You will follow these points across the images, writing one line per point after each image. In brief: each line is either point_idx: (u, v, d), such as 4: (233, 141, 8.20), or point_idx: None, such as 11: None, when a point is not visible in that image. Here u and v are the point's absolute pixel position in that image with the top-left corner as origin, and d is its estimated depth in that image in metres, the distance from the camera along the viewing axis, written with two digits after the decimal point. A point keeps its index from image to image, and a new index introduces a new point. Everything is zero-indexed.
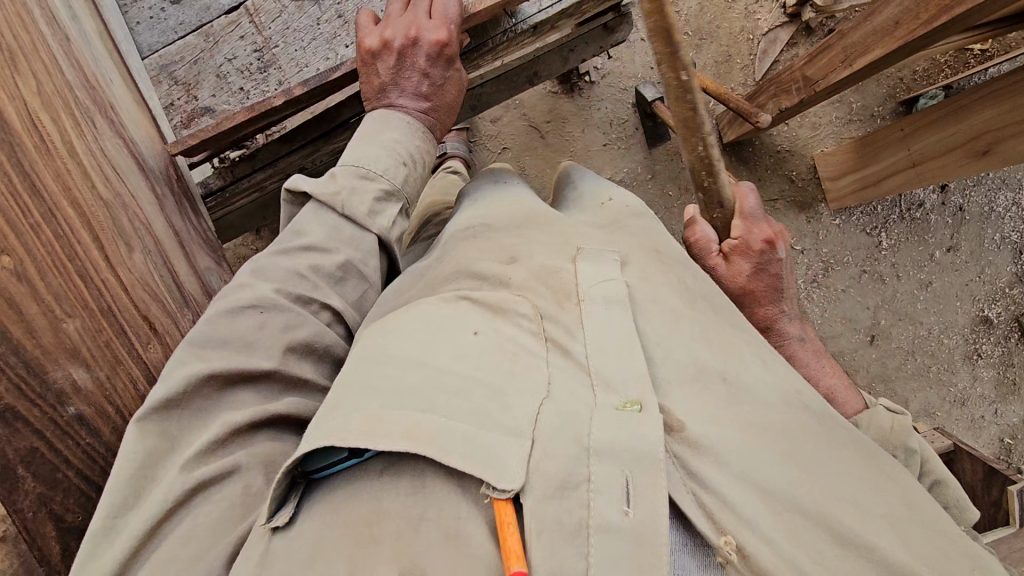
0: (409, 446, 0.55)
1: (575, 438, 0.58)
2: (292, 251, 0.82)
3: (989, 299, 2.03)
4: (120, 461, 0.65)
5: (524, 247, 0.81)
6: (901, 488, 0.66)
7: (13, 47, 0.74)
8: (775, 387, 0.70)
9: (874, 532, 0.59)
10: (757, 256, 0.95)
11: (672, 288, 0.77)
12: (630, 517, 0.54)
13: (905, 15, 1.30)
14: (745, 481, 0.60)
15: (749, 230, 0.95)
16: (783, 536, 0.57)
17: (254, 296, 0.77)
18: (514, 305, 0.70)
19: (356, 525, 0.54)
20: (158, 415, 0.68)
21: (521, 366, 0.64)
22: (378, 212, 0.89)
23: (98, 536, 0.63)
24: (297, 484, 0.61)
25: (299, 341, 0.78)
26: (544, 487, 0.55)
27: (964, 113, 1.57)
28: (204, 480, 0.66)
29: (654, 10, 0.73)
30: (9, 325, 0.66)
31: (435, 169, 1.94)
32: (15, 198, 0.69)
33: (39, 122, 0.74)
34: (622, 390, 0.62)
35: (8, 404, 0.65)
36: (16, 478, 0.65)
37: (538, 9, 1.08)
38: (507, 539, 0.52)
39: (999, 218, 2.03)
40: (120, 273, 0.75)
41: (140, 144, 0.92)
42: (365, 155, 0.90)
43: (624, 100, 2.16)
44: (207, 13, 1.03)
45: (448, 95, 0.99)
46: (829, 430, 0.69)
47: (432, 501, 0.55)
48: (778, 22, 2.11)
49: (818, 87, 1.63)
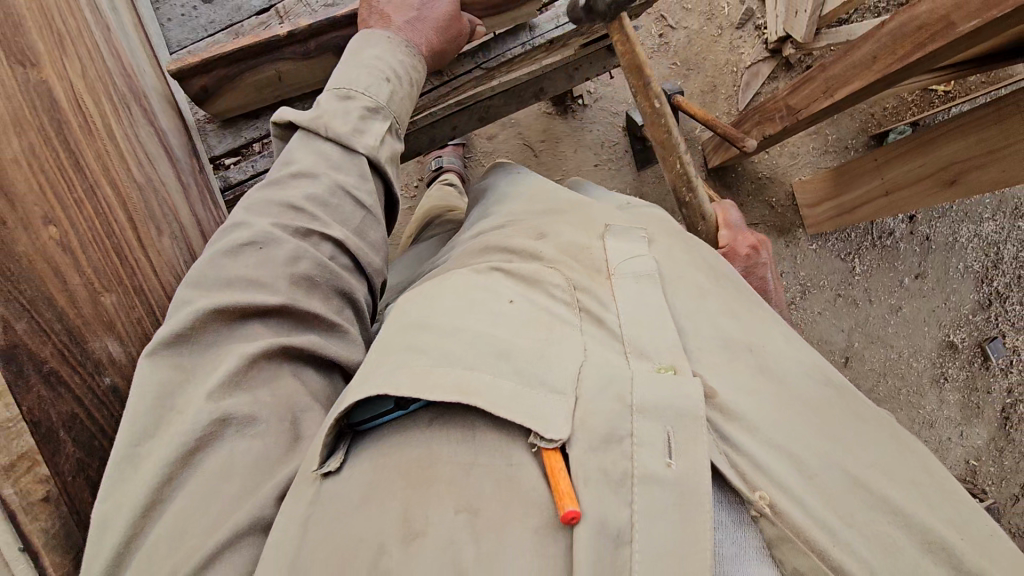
0: (458, 397, 0.66)
1: (619, 396, 0.68)
2: (282, 179, 0.84)
3: (954, 325, 2.11)
4: (135, 392, 0.67)
5: (550, 225, 0.96)
6: (918, 456, 0.76)
7: (62, 31, 0.77)
8: (801, 363, 0.81)
9: (901, 496, 0.68)
10: (740, 258, 1.22)
11: (702, 270, 0.90)
12: (673, 467, 0.64)
13: (882, 51, 1.40)
14: (774, 448, 0.69)
15: (733, 240, 1.24)
16: (819, 501, 0.66)
17: (252, 233, 0.79)
18: (549, 277, 0.83)
19: (409, 467, 0.63)
20: (169, 350, 0.70)
21: (559, 333, 0.75)
22: (363, 131, 0.91)
23: (120, 466, 0.65)
24: (344, 436, 0.70)
25: (300, 274, 0.79)
26: (588, 439, 0.64)
27: (933, 145, 1.68)
28: (232, 414, 0.68)
29: (627, 53, 1.16)
30: (54, 293, 0.66)
31: (432, 182, 2.00)
32: (63, 171, 0.71)
33: (82, 101, 0.76)
34: (656, 358, 0.74)
35: (51, 368, 0.64)
36: (58, 441, 0.64)
37: (555, 25, 1.14)
38: (558, 483, 0.61)
39: (963, 247, 2.13)
40: (150, 254, 0.78)
41: (169, 135, 0.94)
42: (346, 76, 0.92)
43: (616, 123, 2.25)
44: (238, 13, 1.05)
45: (440, 9, 0.99)
46: (852, 404, 0.79)
47: (484, 449, 0.64)
48: (760, 56, 2.24)
49: (800, 115, 1.75)
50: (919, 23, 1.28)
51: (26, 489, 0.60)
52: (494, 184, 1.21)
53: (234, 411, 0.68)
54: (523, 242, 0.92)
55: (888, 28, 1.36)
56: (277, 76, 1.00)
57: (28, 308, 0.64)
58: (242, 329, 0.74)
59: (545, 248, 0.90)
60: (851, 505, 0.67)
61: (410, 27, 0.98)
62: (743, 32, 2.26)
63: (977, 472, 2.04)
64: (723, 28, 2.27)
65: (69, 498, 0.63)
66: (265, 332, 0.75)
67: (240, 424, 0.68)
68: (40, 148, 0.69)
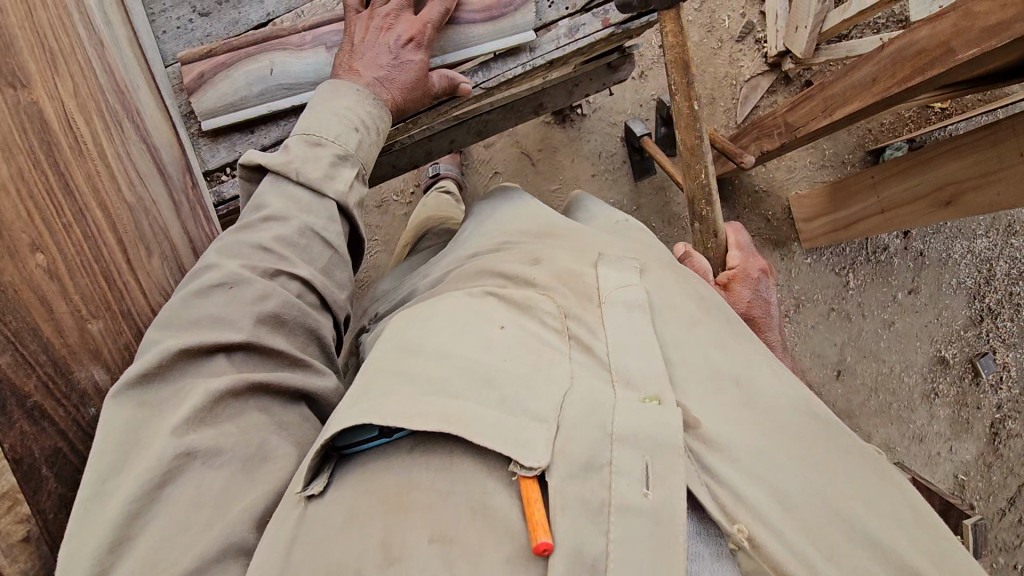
0: (439, 426, 0.66)
1: (600, 424, 0.68)
2: (253, 223, 0.83)
3: (946, 341, 2.13)
4: (102, 430, 0.66)
5: (545, 251, 0.98)
6: (904, 491, 0.75)
7: (54, 49, 0.76)
8: (793, 398, 0.80)
9: (886, 530, 0.69)
10: (751, 284, 1.24)
11: (690, 297, 0.90)
12: (650, 498, 0.63)
13: (882, 74, 1.39)
14: (758, 480, 0.69)
15: (746, 261, 1.25)
16: (797, 533, 0.67)
17: (220, 275, 0.78)
18: (541, 303, 0.84)
19: (389, 496, 0.64)
20: (133, 391, 0.69)
21: (548, 359, 0.75)
22: (333, 177, 0.90)
23: (87, 502, 0.64)
24: (330, 458, 0.71)
25: (268, 313, 0.78)
26: (567, 467, 0.64)
27: (931, 164, 1.67)
28: (194, 447, 0.67)
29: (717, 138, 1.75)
30: (41, 324, 0.66)
31: (428, 188, 1.99)
32: (52, 196, 0.70)
33: (74, 121, 0.75)
34: (640, 388, 0.73)
35: (35, 403, 0.65)
36: (41, 478, 0.65)
37: (556, 46, 1.08)
38: (533, 512, 0.61)
39: (956, 264, 2.13)
40: (140, 276, 0.78)
41: (162, 150, 0.91)
42: (316, 122, 0.91)
43: (615, 133, 2.23)
44: (235, 27, 1.03)
45: (407, 74, 0.97)
46: (841, 441, 0.78)
47: (462, 477, 0.65)
48: (759, 70, 2.24)
49: (798, 133, 1.74)
50: (918, 48, 1.27)
51: (4, 531, 0.61)
52: (483, 205, 1.27)
53: (199, 445, 0.68)
54: (516, 266, 0.95)
55: (890, 49, 1.35)
56: (270, 66, 1.00)
57: (12, 341, 0.64)
58: (207, 364, 0.73)
59: (539, 274, 0.92)
60: (829, 537, 0.67)
61: (378, 85, 0.96)
62: (743, 45, 2.25)
63: (965, 487, 2.08)
64: (723, 40, 2.25)
65: (50, 536, 0.64)
66: (230, 368, 0.74)
67: (204, 457, 0.68)
68: (29, 172, 0.68)
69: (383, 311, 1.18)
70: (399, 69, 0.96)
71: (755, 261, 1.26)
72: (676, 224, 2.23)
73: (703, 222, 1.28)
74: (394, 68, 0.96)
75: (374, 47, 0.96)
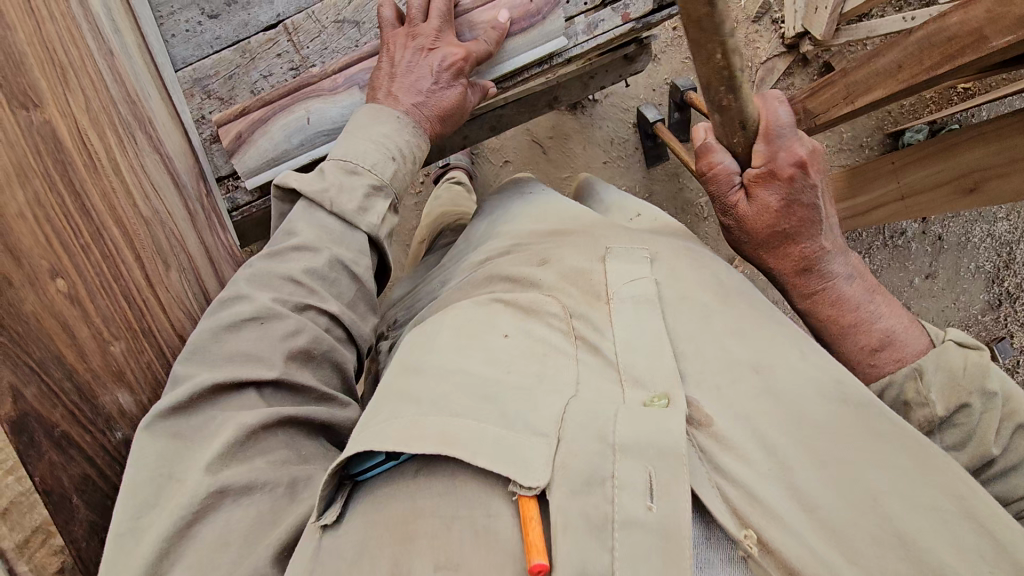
0: (436, 448, 0.66)
1: (600, 435, 0.68)
2: (282, 252, 0.85)
3: (963, 325, 2.09)
4: (134, 463, 0.68)
5: (554, 251, 0.97)
6: (947, 477, 0.69)
7: (64, 64, 0.75)
8: (812, 380, 0.76)
9: (920, 531, 0.64)
10: (785, 185, 0.92)
11: (706, 286, 0.87)
12: (654, 510, 0.62)
13: (907, 59, 1.33)
14: (773, 480, 0.68)
15: (775, 153, 0.90)
16: (818, 536, 0.65)
17: (254, 308, 0.80)
18: (547, 306, 0.85)
19: (396, 524, 0.64)
20: (165, 420, 0.71)
21: (554, 365, 0.77)
22: (367, 209, 0.91)
23: (122, 539, 0.65)
24: (344, 485, 0.71)
25: (299, 349, 0.80)
26: (569, 483, 0.64)
27: (954, 150, 1.60)
28: (227, 485, 0.69)
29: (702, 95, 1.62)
30: (63, 350, 0.67)
31: (439, 179, 1.98)
32: (69, 218, 0.70)
33: (87, 138, 0.74)
34: (650, 387, 0.73)
35: (63, 430, 0.66)
36: (71, 507, 0.65)
37: (574, 44, 1.06)
38: (531, 535, 0.61)
39: (975, 247, 2.09)
40: (159, 292, 0.77)
41: (175, 160, 0.90)
42: (352, 148, 0.91)
43: (627, 119, 2.18)
44: (245, 29, 1.01)
45: (448, 98, 0.97)
46: (877, 433, 0.72)
47: (464, 500, 0.65)
48: (776, 51, 2.17)
49: (818, 120, 1.69)
50: (948, 35, 1.21)
51: (41, 564, 0.61)
52: (496, 202, 1.25)
53: (232, 482, 0.69)
54: (524, 269, 0.94)
55: (916, 36, 1.29)
56: (306, 117, 0.99)
57: (37, 370, 0.65)
58: (238, 397, 0.76)
59: (544, 276, 0.91)
60: (856, 538, 0.64)
61: (417, 110, 0.97)
62: (759, 26, 2.18)
63: None
64: (739, 21, 2.18)
65: (84, 564, 0.65)
66: (259, 403, 0.77)
67: (236, 495, 0.69)
68: (45, 196, 0.69)
69: (401, 317, 1.17)
70: (440, 94, 0.97)
71: (786, 151, 0.90)
72: (691, 210, 2.19)
73: (727, 111, 0.84)
74: (434, 93, 0.96)
75: (415, 69, 0.94)
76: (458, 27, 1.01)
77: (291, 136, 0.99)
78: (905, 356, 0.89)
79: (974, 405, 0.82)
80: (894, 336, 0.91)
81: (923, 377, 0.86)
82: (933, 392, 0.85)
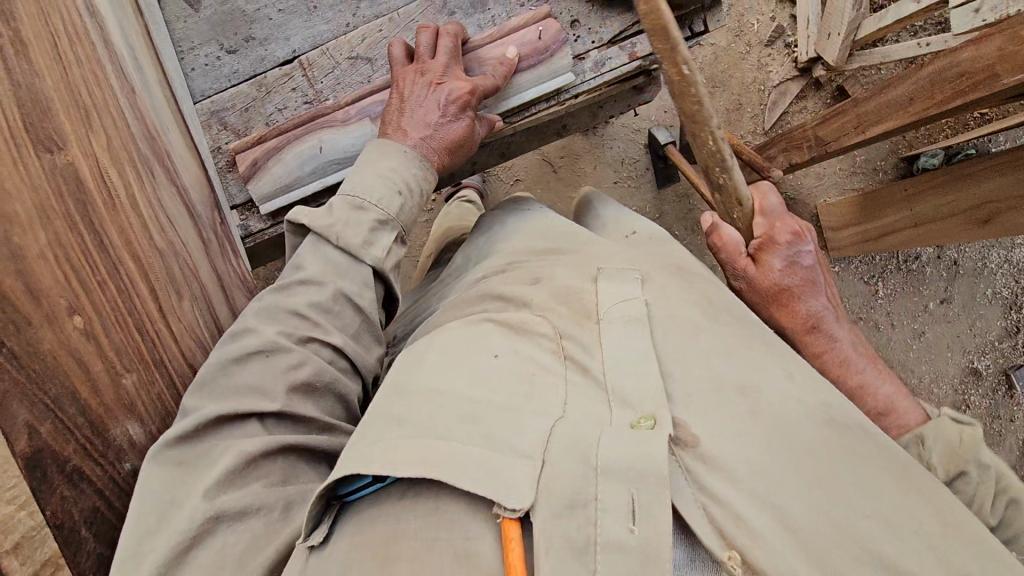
0: (424, 473, 0.67)
1: (584, 457, 0.68)
2: (288, 285, 0.87)
3: (979, 351, 2.07)
4: (138, 495, 0.70)
5: (544, 271, 0.98)
6: (937, 504, 0.71)
7: (89, 106, 0.80)
8: (806, 418, 0.74)
9: (906, 558, 0.64)
10: (785, 249, 1.01)
11: (691, 300, 0.89)
12: (636, 533, 0.62)
13: (917, 93, 1.32)
14: (761, 501, 0.66)
15: (773, 226, 1.02)
16: (803, 563, 0.63)
17: (259, 341, 0.82)
18: (536, 326, 0.86)
19: (378, 546, 0.65)
20: (171, 451, 0.74)
21: (542, 385, 0.77)
22: (373, 242, 0.93)
23: (122, 565, 0.66)
24: (332, 506, 0.72)
25: (300, 381, 0.82)
26: (554, 505, 0.64)
27: (966, 181, 1.57)
28: (222, 511, 0.71)
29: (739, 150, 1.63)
30: (78, 386, 0.70)
31: (449, 198, 1.99)
32: (88, 256, 0.74)
33: (107, 177, 0.79)
34: (638, 407, 0.73)
35: (77, 465, 0.68)
36: (80, 540, 0.67)
37: (582, 80, 1.07)
38: (510, 556, 0.62)
39: (992, 273, 2.06)
40: (171, 322, 0.81)
41: (192, 192, 0.94)
42: (360, 184, 0.93)
43: (638, 140, 2.20)
44: (262, 64, 1.04)
45: (454, 131, 0.99)
46: (862, 459, 0.72)
47: (445, 523, 0.66)
48: (789, 75, 2.17)
49: (829, 148, 1.65)
50: (959, 71, 1.21)
51: None
52: (495, 216, 1.26)
53: (227, 508, 0.71)
54: (516, 288, 0.95)
55: (926, 69, 1.29)
56: (318, 145, 1.01)
57: (52, 408, 0.67)
58: (241, 426, 0.78)
59: (535, 294, 0.92)
60: (839, 563, 0.63)
61: (424, 143, 0.98)
62: (772, 50, 2.18)
63: None
64: (751, 46, 2.18)
65: None
66: (261, 432, 0.79)
67: (230, 520, 0.71)
68: (66, 235, 0.73)
69: (402, 331, 1.20)
70: (447, 128, 0.98)
71: (781, 223, 1.02)
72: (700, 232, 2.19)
73: (724, 189, 1.04)
74: (441, 126, 0.98)
75: (423, 104, 0.96)
76: (467, 63, 1.03)
77: (301, 164, 1.01)
78: (906, 423, 0.92)
79: (970, 473, 0.84)
80: (895, 403, 0.94)
81: (925, 444, 0.89)
82: (935, 458, 0.87)
